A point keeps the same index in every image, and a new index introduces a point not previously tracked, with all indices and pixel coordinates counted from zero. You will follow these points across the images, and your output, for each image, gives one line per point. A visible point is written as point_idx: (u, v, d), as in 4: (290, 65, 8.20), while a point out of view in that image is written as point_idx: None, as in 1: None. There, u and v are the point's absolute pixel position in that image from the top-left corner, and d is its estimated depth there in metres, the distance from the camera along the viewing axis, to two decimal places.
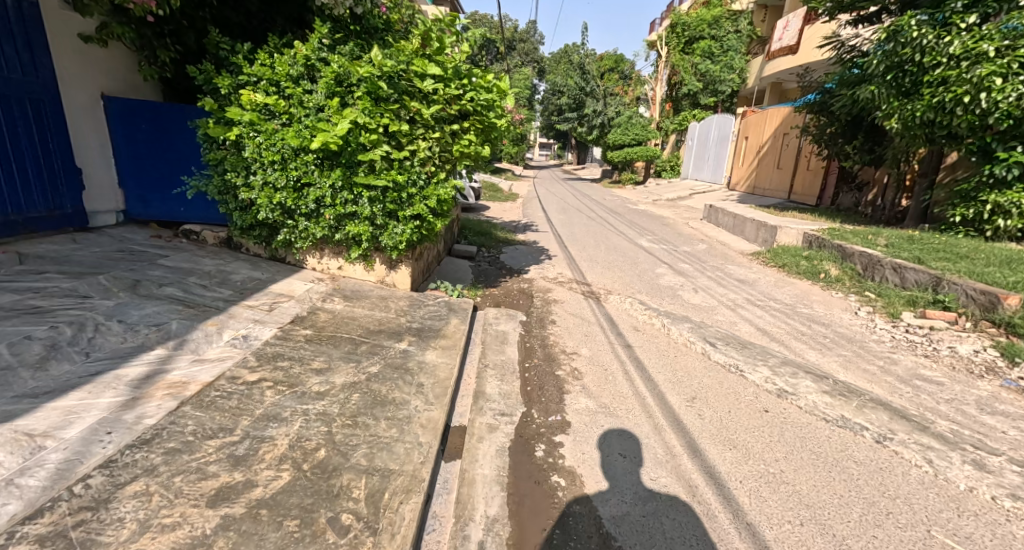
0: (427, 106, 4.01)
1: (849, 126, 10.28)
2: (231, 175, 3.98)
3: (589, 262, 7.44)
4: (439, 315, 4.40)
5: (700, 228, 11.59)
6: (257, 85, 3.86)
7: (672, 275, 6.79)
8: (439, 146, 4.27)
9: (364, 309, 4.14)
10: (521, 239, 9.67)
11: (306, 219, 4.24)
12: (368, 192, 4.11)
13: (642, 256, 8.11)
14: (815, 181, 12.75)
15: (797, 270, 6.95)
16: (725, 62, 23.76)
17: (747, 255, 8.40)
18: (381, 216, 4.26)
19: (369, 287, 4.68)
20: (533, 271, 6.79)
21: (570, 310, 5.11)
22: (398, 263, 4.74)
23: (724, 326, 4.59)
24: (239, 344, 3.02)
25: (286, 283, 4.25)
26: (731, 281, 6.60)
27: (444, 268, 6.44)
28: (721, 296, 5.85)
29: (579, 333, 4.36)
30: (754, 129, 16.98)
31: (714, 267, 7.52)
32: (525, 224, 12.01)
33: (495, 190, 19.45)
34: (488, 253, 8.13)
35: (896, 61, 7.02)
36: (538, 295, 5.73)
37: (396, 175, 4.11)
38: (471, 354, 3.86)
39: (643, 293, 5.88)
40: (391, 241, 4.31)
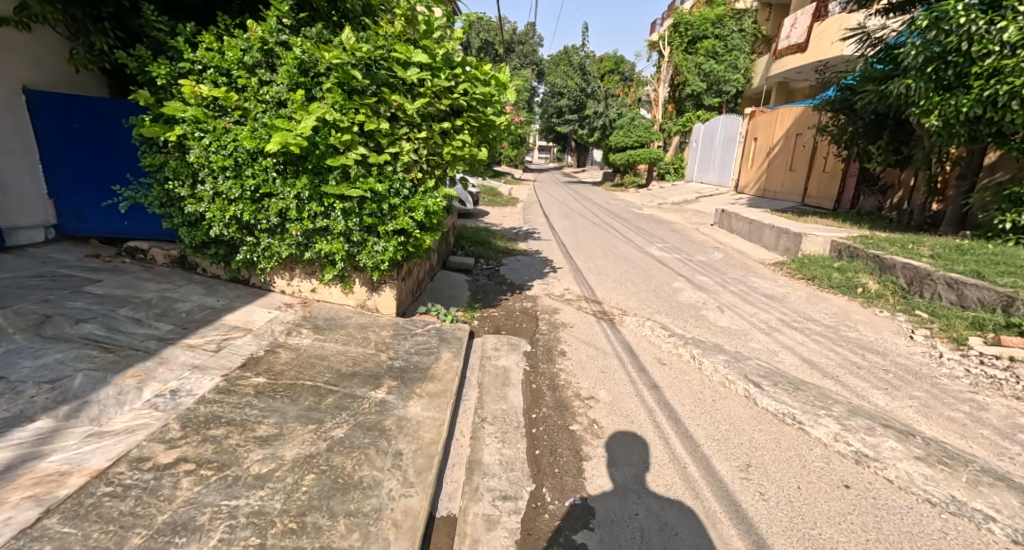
0: (412, 99, 3.35)
1: (872, 126, 9.56)
2: (175, 184, 3.30)
3: (598, 275, 6.76)
4: (428, 349, 3.73)
5: (713, 234, 10.93)
6: (203, 74, 3.17)
7: (692, 292, 6.11)
8: (425, 148, 3.60)
9: (339, 344, 3.47)
10: (522, 248, 8.99)
11: (268, 235, 3.58)
12: (341, 203, 3.44)
13: (654, 268, 7.43)
14: (833, 184, 12.09)
15: (829, 284, 6.29)
16: (729, 62, 23.20)
17: (768, 266, 7.71)
18: (358, 231, 3.59)
19: (347, 314, 4.03)
20: (537, 287, 6.13)
21: (581, 335, 4.44)
22: (382, 285, 4.11)
23: (764, 356, 3.91)
24: (163, 405, 2.32)
25: (245, 312, 3.58)
26: (758, 298, 5.92)
27: (437, 287, 5.78)
28: (750, 316, 5.17)
29: (593, 368, 3.69)
30: (764, 130, 16.37)
31: (735, 280, 6.84)
32: (526, 231, 11.32)
33: (495, 194, 18.76)
34: (487, 266, 7.44)
35: (937, 51, 6.39)
36: (544, 317, 5.07)
37: (374, 183, 3.44)
38: (466, 401, 3.18)
39: (662, 313, 5.21)
40: (371, 261, 3.64)
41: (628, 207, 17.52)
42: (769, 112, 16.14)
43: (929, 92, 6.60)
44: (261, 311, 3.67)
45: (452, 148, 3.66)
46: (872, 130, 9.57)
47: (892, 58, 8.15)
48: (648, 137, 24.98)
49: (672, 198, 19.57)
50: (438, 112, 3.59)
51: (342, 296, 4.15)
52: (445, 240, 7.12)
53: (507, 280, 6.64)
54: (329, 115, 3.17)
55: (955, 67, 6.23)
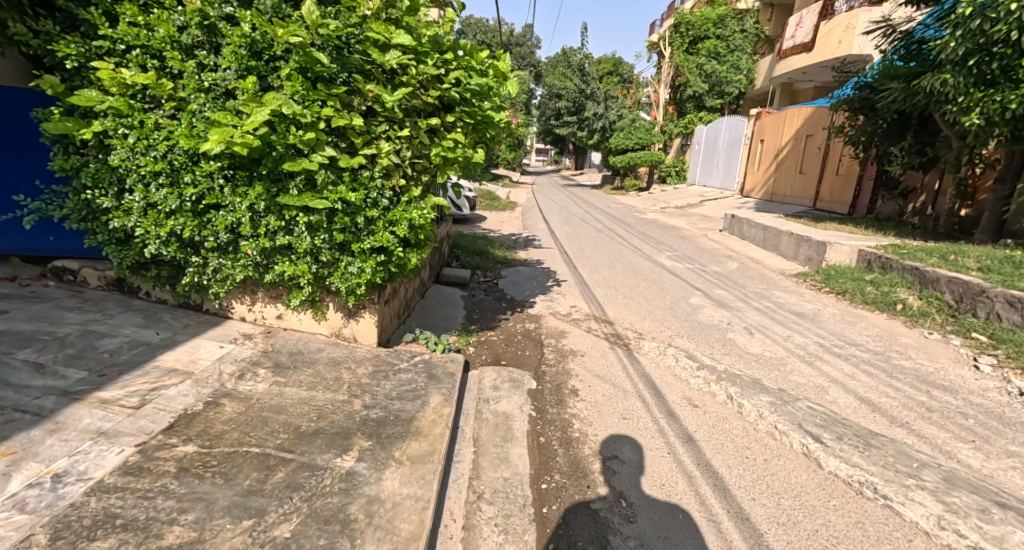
0: (391, 88, 2.74)
1: (895, 126, 9.01)
2: (95, 194, 2.67)
3: (607, 290, 6.17)
4: (414, 391, 3.10)
5: (724, 241, 10.35)
6: (127, 56, 2.55)
7: (713, 310, 5.50)
8: (408, 147, 2.99)
9: (303, 388, 2.83)
10: (522, 258, 8.41)
11: (218, 254, 2.96)
12: (305, 216, 2.82)
13: (666, 281, 6.82)
14: (848, 187, 11.53)
15: (862, 300, 5.71)
16: (731, 62, 22.72)
17: (790, 278, 7.11)
18: (327, 250, 2.97)
19: (318, 348, 3.39)
20: (541, 304, 5.54)
21: (594, 367, 3.82)
22: (361, 311, 3.52)
23: (814, 396, 3.30)
24: (32, 504, 1.73)
25: (190, 347, 2.96)
26: (787, 317, 5.31)
27: (428, 307, 5.16)
28: (782, 339, 4.56)
29: (613, 415, 3.08)
30: (771, 131, 15.85)
31: (757, 295, 6.24)
32: (526, 238, 10.72)
33: (492, 199, 18.17)
34: (484, 280, 6.81)
35: (979, 43, 5.82)
36: (550, 342, 4.46)
37: (346, 191, 2.83)
38: (460, 463, 2.57)
39: (684, 336, 4.60)
40: (344, 285, 3.03)
41: (631, 212, 16.93)
42: (776, 113, 15.61)
43: (969, 88, 6.06)
44: (213, 346, 3.04)
45: (438, 146, 3.05)
46: (894, 130, 9.01)
47: (922, 52, 7.64)
48: (648, 139, 24.45)
49: (676, 202, 18.99)
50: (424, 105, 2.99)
51: (315, 324, 3.54)
52: (438, 252, 6.50)
53: (506, 298, 6.01)
54: (286, 107, 2.56)
55: (1000, 60, 5.68)
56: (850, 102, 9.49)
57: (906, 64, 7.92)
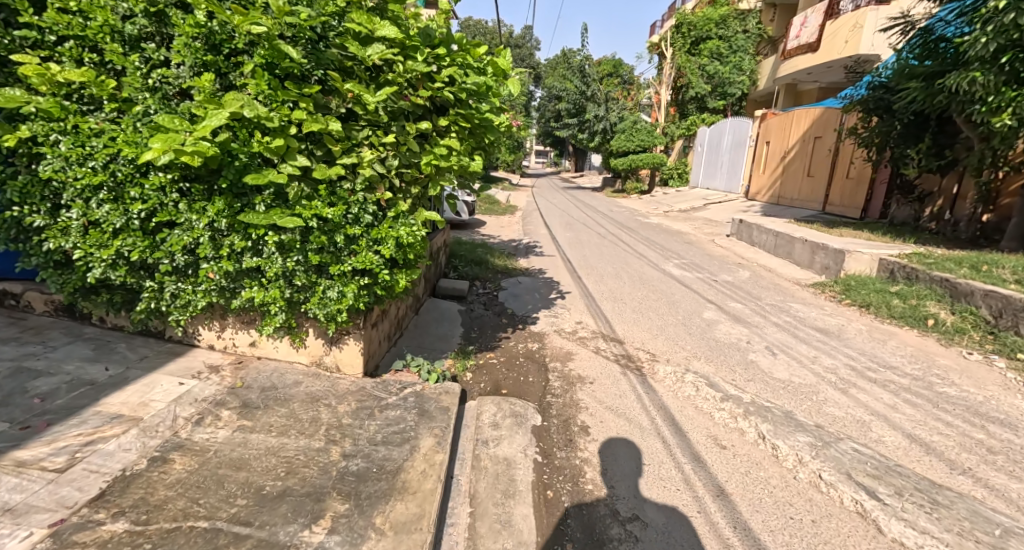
0: (373, 88, 2.38)
1: (913, 126, 8.64)
2: (26, 211, 2.28)
3: (614, 304, 5.80)
4: (402, 433, 2.70)
5: (732, 248, 9.98)
6: (60, 50, 2.19)
7: (729, 326, 5.12)
8: (394, 155, 2.62)
9: (272, 433, 2.44)
10: (523, 267, 8.04)
11: (177, 278, 2.57)
12: (275, 235, 2.45)
13: (676, 293, 6.45)
14: (859, 190, 11.17)
15: (889, 314, 5.34)
16: (734, 63, 22.39)
17: (807, 289, 6.73)
18: (302, 273, 2.60)
19: (296, 381, 3.01)
20: (544, 321, 5.17)
21: (605, 399, 3.44)
22: (344, 338, 3.15)
23: (857, 434, 2.92)
24: None
25: (145, 383, 2.57)
26: (810, 334, 4.93)
27: (422, 326, 4.79)
28: (808, 361, 4.18)
29: (629, 461, 2.71)
30: (776, 133, 15.52)
31: (774, 308, 5.87)
32: (527, 245, 10.36)
33: (491, 202, 17.80)
34: (484, 293, 6.45)
35: (1013, 38, 5.46)
36: (555, 366, 4.08)
37: (322, 207, 2.45)
38: (455, 530, 2.19)
39: (701, 358, 4.22)
40: (323, 312, 2.66)
41: (634, 216, 16.56)
42: (782, 115, 15.27)
43: (1000, 86, 5.71)
44: (171, 381, 2.65)
45: (428, 154, 2.69)
46: (911, 132, 8.64)
47: (939, 51, 7.50)
48: (650, 141, 24.12)
49: (679, 206, 18.65)
50: (412, 107, 2.62)
51: (292, 353, 3.17)
52: (433, 264, 6.14)
53: (507, 313, 5.64)
54: (248, 110, 2.18)
55: None
56: (863, 103, 9.14)
57: (921, 63, 7.79)
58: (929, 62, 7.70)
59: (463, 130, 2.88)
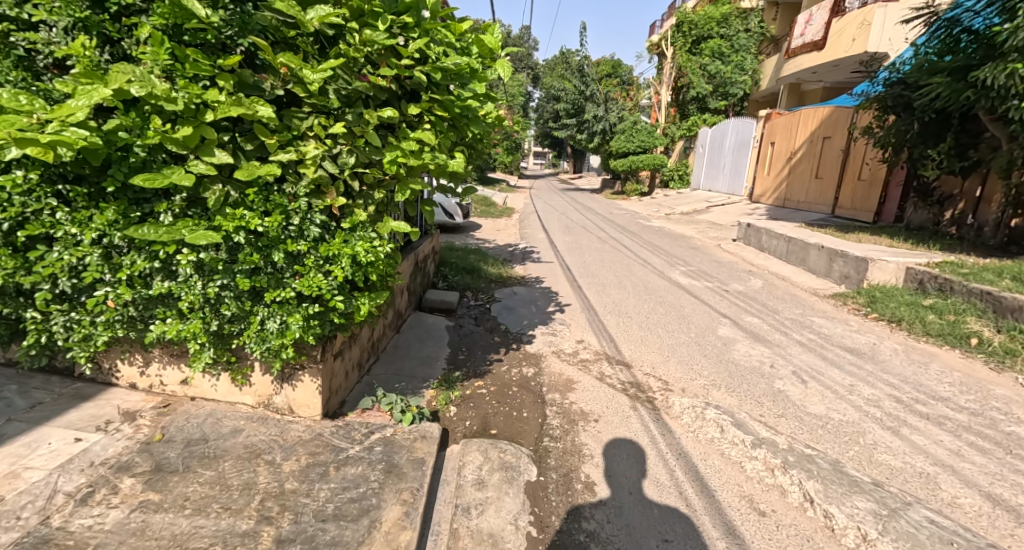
0: (315, 61, 1.84)
1: (934, 125, 8.12)
2: None
3: (619, 320, 5.29)
4: (361, 501, 2.14)
5: (740, 254, 9.48)
6: None
7: (749, 346, 4.58)
8: (348, 149, 2.09)
9: (185, 512, 1.89)
10: (519, 275, 7.52)
11: (68, 307, 2.02)
12: (190, 253, 1.90)
13: (685, 305, 5.93)
14: (872, 193, 10.68)
15: (925, 330, 4.79)
16: (736, 63, 21.96)
17: (827, 301, 6.20)
18: (231, 299, 2.05)
19: (234, 429, 2.44)
20: (541, 341, 4.64)
21: (613, 443, 2.90)
22: (298, 374, 2.62)
23: (925, 495, 2.38)
24: None
25: (33, 441, 2.06)
26: (839, 354, 4.40)
27: (403, 348, 4.26)
28: (844, 389, 3.64)
29: (649, 539, 2.18)
30: (782, 134, 15.05)
31: (795, 323, 5.34)
32: (524, 251, 9.83)
33: (488, 204, 17.29)
34: (476, 306, 5.92)
35: None
36: (554, 398, 3.54)
37: (250, 216, 1.91)
38: None
39: (722, 388, 3.68)
40: (260, 347, 2.13)
41: (635, 219, 16.05)
42: (788, 115, 14.81)
43: None
44: (66, 436, 2.12)
45: (394, 149, 2.16)
46: (932, 131, 8.12)
47: (961, 46, 7.19)
48: (651, 142, 23.71)
49: (681, 209, 18.17)
50: (371, 89, 2.09)
51: (235, 392, 2.62)
52: (419, 274, 5.60)
53: (501, 329, 5.10)
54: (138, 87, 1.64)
55: None
56: (876, 100, 8.67)
57: (941, 59, 7.49)
58: (950, 57, 7.40)
59: (438, 118, 2.36)
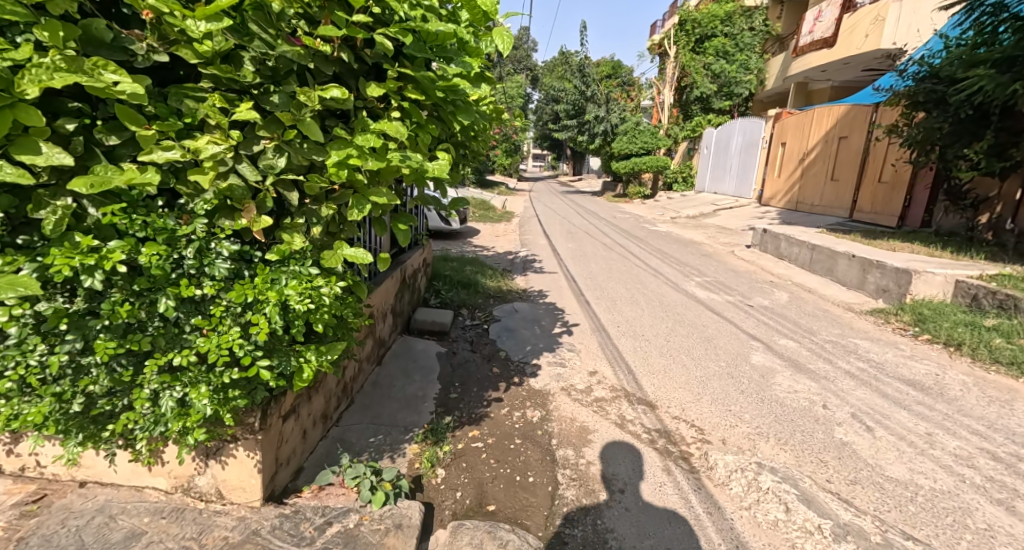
0: (197, 8, 1.29)
1: (970, 123, 7.36)
2: None
3: (635, 345, 4.66)
4: None
5: (756, 262, 8.87)
6: None
7: (789, 378, 3.92)
8: (275, 147, 1.48)
9: None
10: (520, 288, 6.89)
11: None
12: (16, 305, 1.28)
13: (708, 326, 5.29)
14: (896, 196, 10.06)
15: (992, 357, 4.14)
16: (740, 62, 21.37)
17: (865, 318, 5.56)
18: (100, 367, 1.44)
19: (130, 534, 1.80)
20: (548, 373, 4.00)
21: (646, 532, 2.27)
22: (229, 448, 1.98)
23: None
24: None
25: None
26: (898, 388, 3.74)
27: (384, 386, 3.60)
28: (923, 441, 2.96)
29: None
30: (793, 134, 14.49)
31: (836, 346, 4.70)
32: (525, 259, 9.18)
33: (487, 208, 16.63)
34: (473, 327, 5.26)
35: None
36: (567, 455, 2.90)
37: (101, 255, 1.28)
38: None
39: (771, 438, 3.03)
40: (146, 427, 1.54)
41: (640, 223, 15.42)
42: (800, 114, 14.22)
43: None
44: None
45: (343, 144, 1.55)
46: (967, 128, 7.37)
47: (1001, 36, 6.59)
48: (654, 143, 23.13)
49: (687, 212, 17.59)
50: (305, 57, 1.49)
51: (142, 474, 1.97)
52: (407, 292, 4.94)
53: (501, 357, 4.44)
54: None
55: None
56: (902, 97, 8.03)
57: (976, 51, 6.91)
58: (986, 48, 6.82)
59: (409, 104, 1.75)
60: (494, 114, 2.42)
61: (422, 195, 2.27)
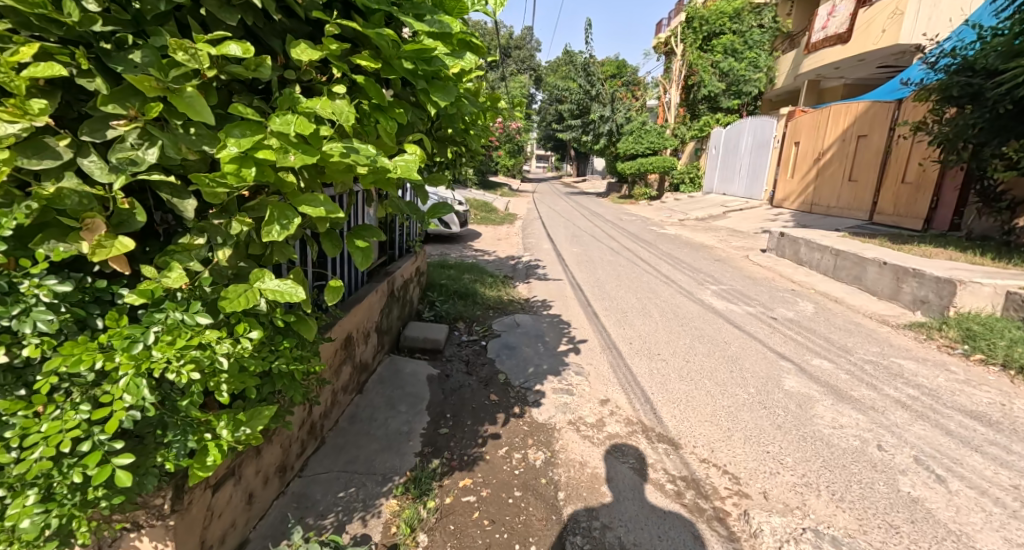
0: None
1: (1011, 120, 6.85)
2: None
3: (652, 367, 4.19)
4: None
5: (773, 270, 8.38)
6: None
7: (830, 408, 3.42)
8: (138, 132, 1.12)
9: None
10: (523, 298, 6.41)
11: None
12: None
13: (730, 343, 4.81)
14: (922, 197, 9.54)
15: None
16: (749, 60, 20.81)
17: (902, 333, 5.07)
18: None
19: None
20: (555, 402, 3.53)
21: None
22: (131, 538, 1.51)
23: None
24: None
25: None
26: (960, 421, 3.23)
27: (363, 421, 3.13)
28: (1011, 498, 2.47)
29: None
30: (810, 133, 13.98)
31: (877, 367, 4.20)
32: (527, 265, 8.70)
33: (488, 210, 16.13)
34: (470, 344, 4.78)
35: None
36: (580, 515, 2.42)
37: None
38: None
39: (822, 490, 2.53)
40: None
41: (647, 225, 14.91)
42: (816, 111, 13.82)
43: None
44: None
45: (255, 126, 1.10)
46: (1007, 125, 6.86)
47: None
48: (660, 143, 22.66)
49: (696, 214, 17.08)
50: None
51: None
52: (396, 305, 4.48)
53: (500, 381, 3.96)
54: None
55: None
56: (932, 93, 7.52)
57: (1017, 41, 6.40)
58: None
59: (363, 77, 1.32)
60: (471, 99, 2.00)
61: (392, 202, 1.80)
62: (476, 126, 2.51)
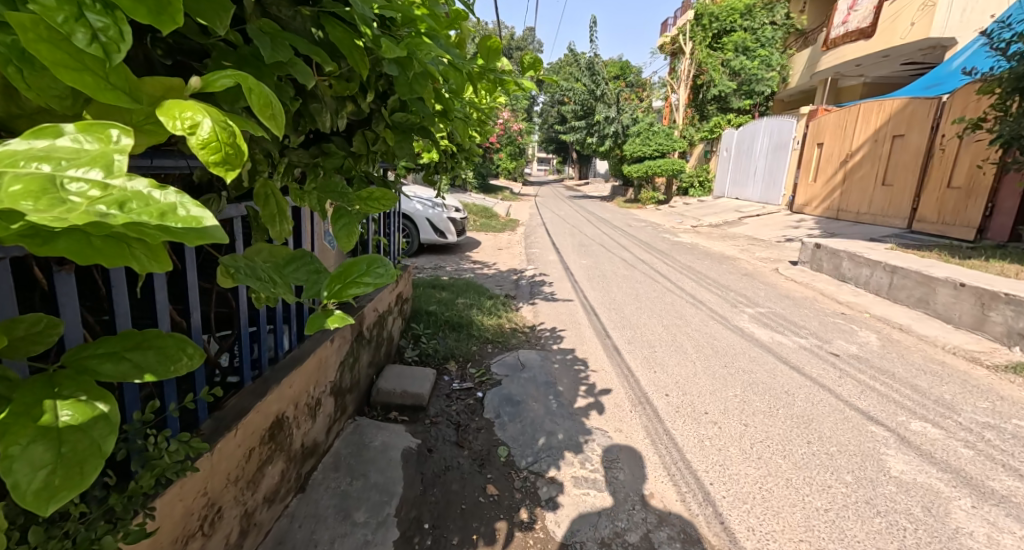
0: None
1: None
2: None
3: (701, 436, 3.20)
4: None
5: (811, 288, 7.38)
6: None
7: (974, 515, 2.42)
8: None
9: None
10: (527, 326, 5.42)
11: None
12: None
13: (793, 393, 3.81)
14: (973, 204, 8.56)
15: None
16: (762, 58, 19.75)
17: (1005, 379, 4.07)
18: None
19: None
20: (580, 506, 2.53)
21: None
22: None
23: None
24: None
25: None
26: None
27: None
28: None
29: None
30: (836, 133, 13.00)
31: (1001, 435, 3.20)
32: (531, 281, 7.69)
33: (489, 216, 15.06)
34: (462, 398, 3.76)
35: None
36: None
37: None
38: None
39: None
40: None
41: (659, 233, 13.90)
42: (842, 110, 12.87)
43: None
44: None
45: None
46: None
47: None
48: (668, 145, 21.67)
49: (709, 219, 16.10)
50: None
51: None
52: (367, 347, 3.48)
53: (500, 460, 2.97)
54: None
55: None
56: (1002, 85, 6.49)
57: None
58: None
59: None
60: (428, 51, 1.14)
61: (230, 257, 0.81)
62: (453, 105, 1.56)
